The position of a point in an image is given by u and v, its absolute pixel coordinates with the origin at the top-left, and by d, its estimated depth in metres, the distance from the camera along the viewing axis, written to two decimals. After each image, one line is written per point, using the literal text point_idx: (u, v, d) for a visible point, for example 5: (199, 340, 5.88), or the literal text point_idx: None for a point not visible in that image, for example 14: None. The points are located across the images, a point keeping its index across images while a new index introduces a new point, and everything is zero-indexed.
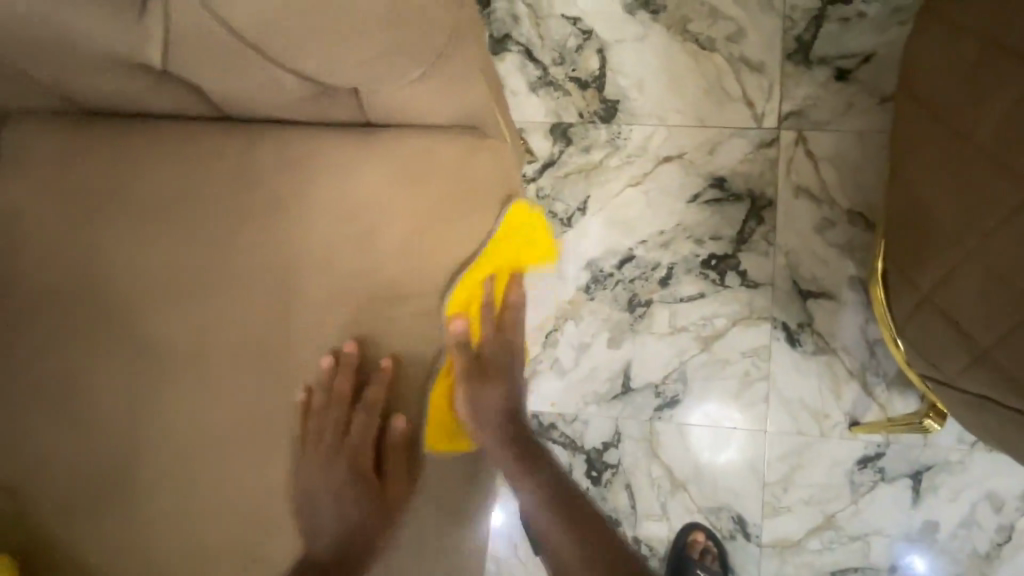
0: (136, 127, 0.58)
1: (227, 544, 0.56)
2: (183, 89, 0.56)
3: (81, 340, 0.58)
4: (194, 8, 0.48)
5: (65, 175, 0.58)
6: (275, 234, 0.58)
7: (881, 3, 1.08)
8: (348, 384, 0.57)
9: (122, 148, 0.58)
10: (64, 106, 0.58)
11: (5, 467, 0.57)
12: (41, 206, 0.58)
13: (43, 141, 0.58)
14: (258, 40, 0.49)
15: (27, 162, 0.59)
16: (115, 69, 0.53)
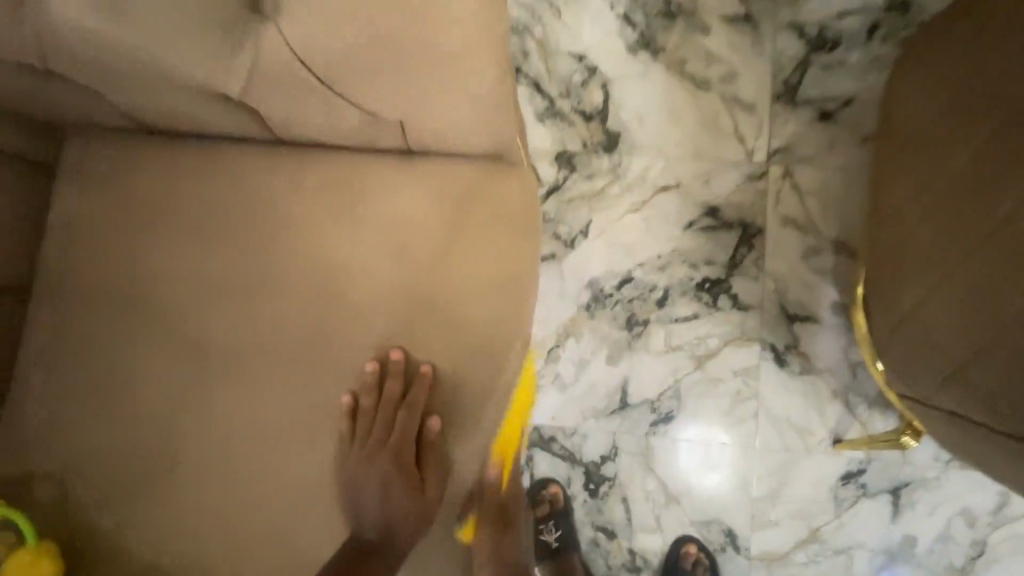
0: (194, 148, 0.65)
1: (258, 536, 0.60)
2: (234, 118, 0.60)
3: (132, 342, 0.63)
4: (258, 46, 0.54)
5: (127, 190, 0.64)
6: (316, 248, 0.63)
7: (860, 53, 1.19)
8: (395, 389, 0.61)
9: (181, 167, 0.64)
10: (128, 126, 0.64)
11: (54, 459, 0.61)
12: (105, 218, 0.64)
13: (111, 158, 0.65)
14: (314, 75, 0.55)
15: (95, 178, 0.65)
16: (176, 97, 0.58)
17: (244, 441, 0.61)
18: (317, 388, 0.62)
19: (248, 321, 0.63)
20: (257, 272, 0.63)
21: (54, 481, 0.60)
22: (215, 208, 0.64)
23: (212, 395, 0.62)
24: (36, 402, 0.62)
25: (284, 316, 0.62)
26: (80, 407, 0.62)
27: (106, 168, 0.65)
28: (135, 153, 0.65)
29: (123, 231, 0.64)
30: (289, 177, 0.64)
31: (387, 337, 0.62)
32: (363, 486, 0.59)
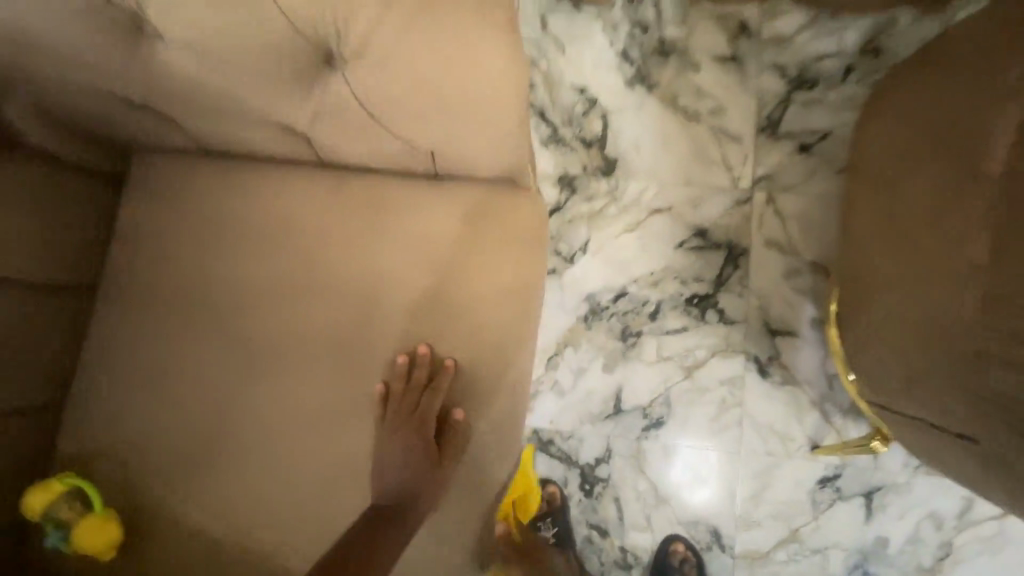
0: (247, 167, 0.74)
1: (295, 510, 0.68)
2: (292, 140, 0.67)
3: (187, 336, 0.71)
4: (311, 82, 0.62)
5: (187, 203, 0.73)
6: (351, 256, 0.71)
7: (836, 92, 1.31)
8: (422, 377, 0.68)
9: (235, 183, 0.73)
10: (191, 149, 0.73)
11: (118, 438, 0.69)
12: (167, 226, 0.73)
13: (172, 175, 0.74)
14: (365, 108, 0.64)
15: (159, 191, 0.74)
16: (242, 124, 0.66)
17: (285, 426, 0.69)
18: (351, 380, 0.70)
19: (290, 319, 0.71)
20: (299, 277, 0.72)
21: (116, 458, 0.69)
22: (264, 221, 0.73)
23: (257, 385, 0.70)
24: (101, 388, 0.71)
25: (322, 316, 0.71)
26: (140, 393, 0.70)
27: (169, 178, 0.75)
28: (195, 169, 0.74)
29: (183, 239, 0.73)
30: (330, 195, 0.72)
31: (414, 338, 0.70)
32: (387, 467, 0.67)
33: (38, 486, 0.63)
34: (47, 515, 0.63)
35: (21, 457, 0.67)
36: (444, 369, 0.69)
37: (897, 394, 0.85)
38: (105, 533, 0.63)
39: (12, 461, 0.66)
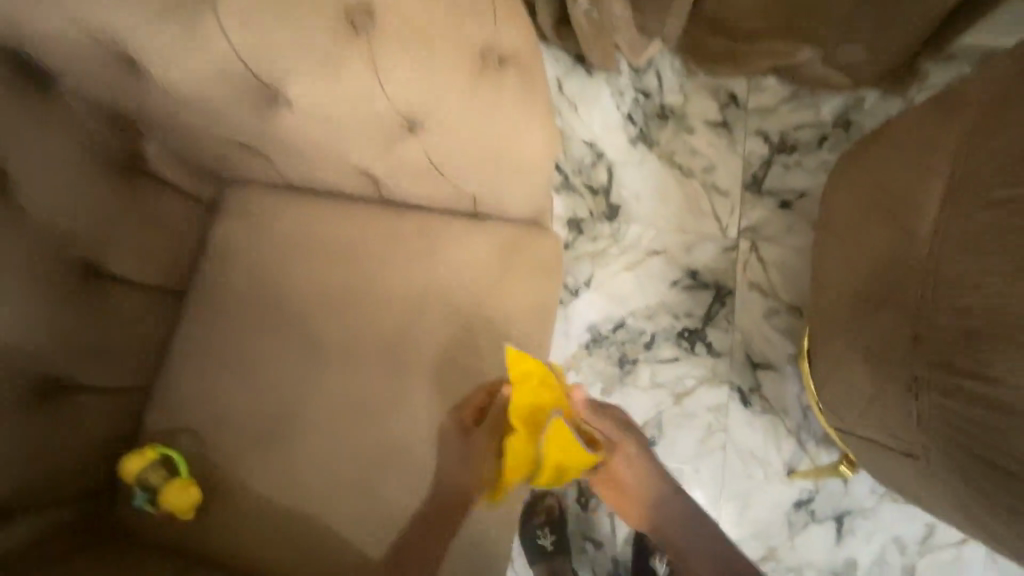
0: (313, 199, 0.86)
1: (343, 489, 0.80)
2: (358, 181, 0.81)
3: (257, 337, 0.84)
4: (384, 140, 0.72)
5: (265, 225, 0.86)
6: (401, 276, 0.84)
7: (812, 158, 1.51)
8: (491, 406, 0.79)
9: (304, 211, 0.85)
10: (270, 181, 0.86)
11: (196, 420, 0.82)
12: (247, 245, 0.86)
13: (253, 199, 0.86)
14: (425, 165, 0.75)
15: (241, 214, 0.86)
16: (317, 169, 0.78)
17: (338, 417, 0.82)
18: (396, 383, 0.82)
19: (344, 331, 0.83)
20: (355, 294, 0.84)
21: (192, 437, 0.82)
22: (325, 247, 0.85)
23: (315, 382, 0.83)
24: (182, 379, 0.83)
25: (374, 328, 0.83)
26: (217, 384, 0.83)
27: (249, 212, 0.86)
28: (271, 200, 0.86)
29: (257, 258, 0.85)
30: (386, 226, 0.85)
31: (453, 350, 0.83)
32: (423, 453, 0.81)
33: (134, 454, 0.77)
34: (140, 479, 0.76)
35: (113, 433, 0.80)
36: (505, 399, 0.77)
37: (860, 419, 1.00)
38: (186, 498, 0.76)
39: (106, 435, 0.79)
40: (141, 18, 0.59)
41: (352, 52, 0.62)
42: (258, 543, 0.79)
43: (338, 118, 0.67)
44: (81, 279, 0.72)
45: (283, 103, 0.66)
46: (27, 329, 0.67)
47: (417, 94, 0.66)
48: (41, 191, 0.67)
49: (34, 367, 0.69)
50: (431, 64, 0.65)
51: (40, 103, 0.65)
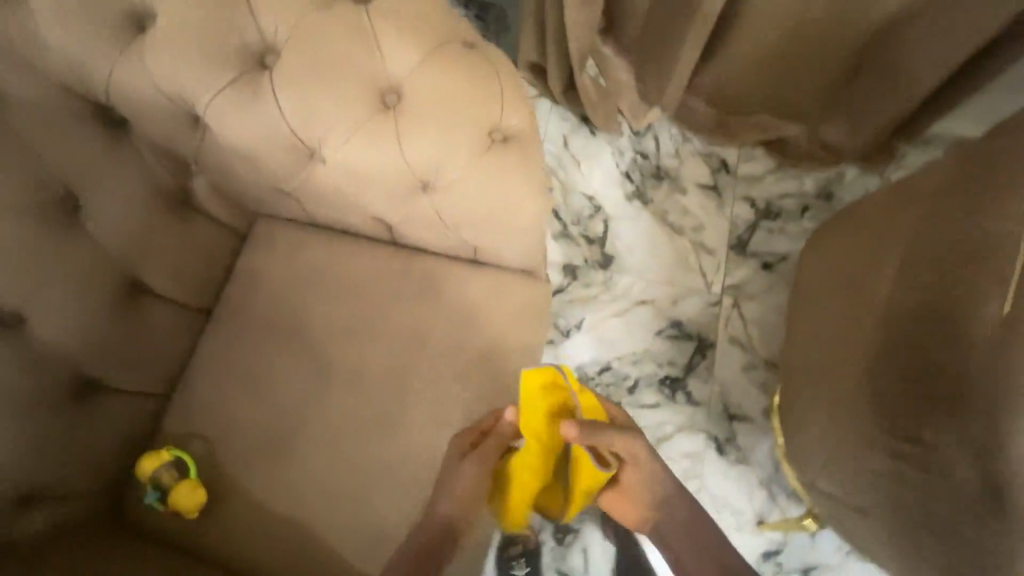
0: (331, 236, 0.97)
1: (336, 501, 0.88)
2: (371, 225, 0.92)
3: (270, 356, 0.93)
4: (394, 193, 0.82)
5: (288, 256, 0.96)
6: (404, 311, 0.94)
7: (794, 224, 1.63)
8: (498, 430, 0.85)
9: (322, 247, 0.96)
10: (295, 218, 0.97)
11: (209, 428, 0.91)
12: (269, 273, 0.96)
13: (279, 234, 0.97)
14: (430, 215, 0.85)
15: (268, 245, 0.97)
16: (336, 213, 0.89)
17: (337, 435, 0.90)
18: (392, 408, 0.91)
19: (350, 356, 0.93)
20: (362, 325, 0.93)
21: (204, 442, 0.90)
22: (340, 280, 0.95)
23: (319, 401, 0.91)
24: (199, 389, 0.92)
25: (377, 356, 0.92)
26: (230, 397, 0.92)
27: (275, 243, 0.97)
28: (296, 234, 0.97)
29: (279, 285, 0.95)
30: (395, 265, 0.95)
31: (446, 381, 0.92)
32: (411, 474, 0.89)
33: (150, 455, 0.86)
34: (152, 477, 0.84)
35: (132, 434, 0.88)
36: (510, 425, 0.84)
37: (820, 472, 1.07)
38: (192, 498, 0.84)
39: (125, 436, 0.87)
40: (211, 86, 0.71)
41: (380, 125, 0.75)
42: (254, 546, 0.87)
43: (362, 176, 0.78)
44: (126, 294, 0.83)
45: (319, 158, 0.77)
46: (74, 336, 0.76)
47: (433, 159, 0.77)
48: (105, 219, 0.78)
49: (76, 369, 0.79)
50: (447, 136, 0.76)
51: (114, 145, 0.77)
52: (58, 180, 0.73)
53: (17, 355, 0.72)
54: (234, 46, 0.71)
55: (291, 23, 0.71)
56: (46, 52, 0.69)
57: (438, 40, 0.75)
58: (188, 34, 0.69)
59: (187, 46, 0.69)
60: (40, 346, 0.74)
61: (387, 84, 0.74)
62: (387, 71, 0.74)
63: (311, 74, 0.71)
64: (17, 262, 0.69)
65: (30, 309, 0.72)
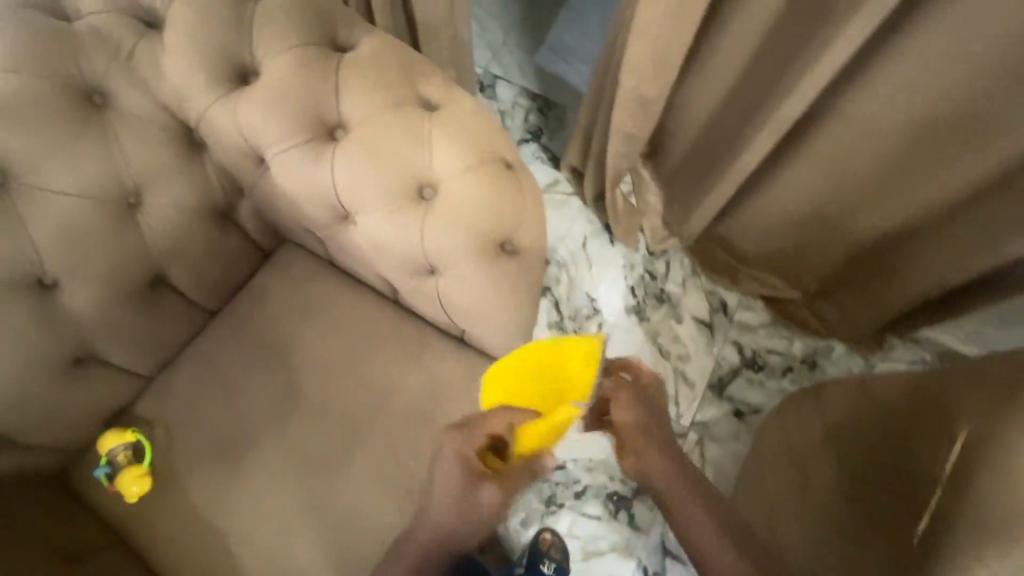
0: (343, 280, 1.05)
1: (267, 526, 0.93)
2: (381, 283, 1.01)
3: (252, 373, 1.00)
4: (405, 272, 0.91)
5: (300, 287, 1.04)
6: (385, 367, 1.01)
7: (774, 381, 1.69)
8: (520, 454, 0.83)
9: (332, 288, 1.05)
10: (317, 254, 1.06)
11: (177, 422, 0.97)
12: (278, 296, 1.04)
13: (298, 264, 1.06)
14: (430, 296, 0.93)
15: (286, 270, 1.06)
16: (353, 265, 0.98)
17: (288, 463, 0.95)
18: (344, 453, 0.96)
19: (323, 394, 0.99)
20: (345, 368, 1.01)
21: (166, 435, 0.96)
22: (339, 320, 1.03)
23: (280, 427, 0.97)
24: (181, 383, 0.99)
25: (347, 399, 0.99)
26: (206, 398, 0.98)
27: (294, 270, 1.06)
28: (314, 267, 1.06)
29: (282, 309, 1.03)
30: (392, 322, 1.03)
31: (403, 443, 0.97)
32: (343, 521, 0.94)
33: (116, 432, 0.92)
34: (109, 454, 0.90)
35: (107, 409, 0.94)
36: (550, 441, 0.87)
37: None
38: (137, 486, 0.89)
39: (100, 408, 0.93)
40: (281, 141, 0.83)
41: (411, 210, 0.86)
42: (178, 546, 0.92)
43: (385, 247, 0.88)
44: (148, 284, 0.91)
45: (351, 220, 0.88)
46: (91, 312, 0.86)
47: (446, 251, 0.86)
48: (157, 220, 0.88)
49: (82, 340, 0.87)
50: (464, 236, 0.86)
51: (189, 161, 0.88)
52: (130, 182, 0.84)
53: (45, 317, 0.82)
54: (312, 116, 0.83)
55: (364, 111, 0.84)
56: (162, 80, 0.82)
57: (482, 154, 0.87)
58: (277, 98, 0.82)
59: (274, 105, 0.82)
60: (61, 313, 0.84)
61: (428, 178, 0.86)
62: (430, 169, 0.86)
63: (366, 155, 0.84)
64: (74, 243, 0.81)
65: (68, 281, 0.82)
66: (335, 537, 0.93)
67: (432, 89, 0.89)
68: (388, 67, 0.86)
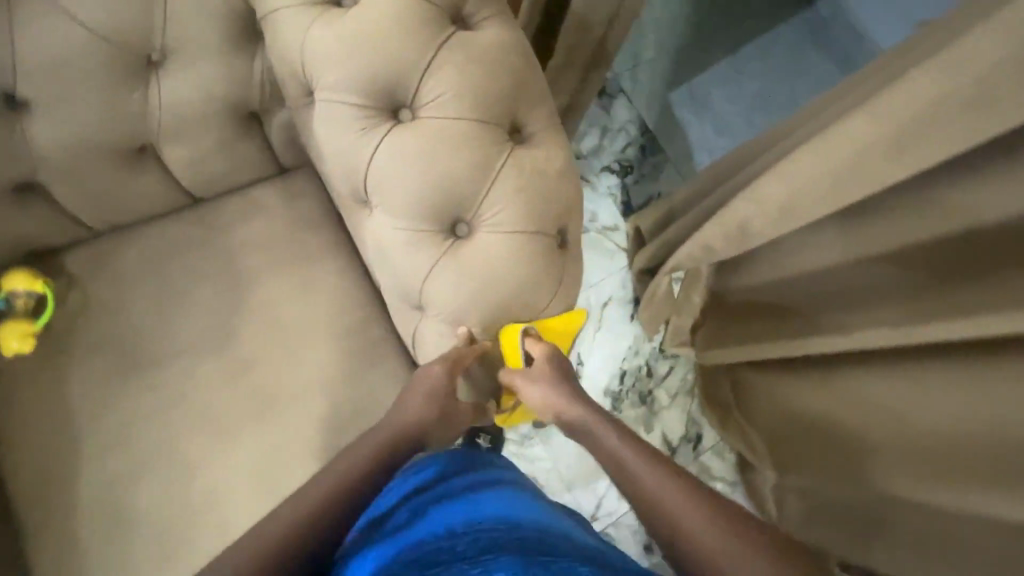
0: (341, 248, 0.93)
1: (125, 449, 0.83)
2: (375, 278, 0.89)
3: (197, 287, 0.89)
4: (400, 304, 0.81)
5: (295, 228, 0.92)
6: (329, 358, 0.89)
7: None
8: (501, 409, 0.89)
9: (327, 248, 0.93)
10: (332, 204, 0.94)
11: (98, 295, 0.87)
12: (268, 227, 0.92)
13: (306, 206, 0.93)
14: (410, 333, 0.83)
15: (290, 205, 0.93)
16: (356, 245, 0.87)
17: (181, 399, 0.86)
18: (237, 422, 0.86)
19: (253, 349, 0.88)
20: (291, 334, 0.89)
21: (79, 302, 0.86)
22: (313, 285, 0.91)
23: (190, 357, 0.87)
24: (124, 257, 0.88)
25: (273, 368, 0.88)
26: (138, 287, 0.87)
27: (301, 207, 0.93)
28: (322, 215, 0.93)
29: (264, 241, 0.91)
30: (362, 315, 0.92)
31: (303, 448, 0.86)
32: (196, 490, 0.83)
33: (26, 273, 0.82)
34: (9, 293, 0.81)
35: (34, 246, 0.84)
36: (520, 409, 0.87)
37: None
38: (16, 343, 0.81)
39: (28, 242, 0.83)
40: (337, 91, 0.69)
41: (435, 238, 0.73)
42: (28, 423, 0.83)
43: (389, 261, 0.76)
44: (134, 148, 0.79)
45: (369, 208, 0.76)
46: (56, 150, 0.74)
47: (446, 301, 0.74)
48: (170, 91, 0.75)
49: (31, 174, 0.76)
50: (474, 295, 0.73)
51: (239, 47, 0.75)
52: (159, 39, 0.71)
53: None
54: (382, 82, 0.68)
55: (443, 106, 0.69)
56: None
57: (541, 219, 0.73)
58: (358, 44, 0.67)
59: (347, 48, 0.67)
60: (21, 138, 0.73)
61: (470, 214, 0.72)
62: (474, 208, 0.72)
63: (418, 155, 0.69)
64: (65, 73, 0.69)
65: (42, 109, 0.71)
66: (179, 504, 0.83)
67: (532, 119, 0.74)
68: (496, 72, 0.70)
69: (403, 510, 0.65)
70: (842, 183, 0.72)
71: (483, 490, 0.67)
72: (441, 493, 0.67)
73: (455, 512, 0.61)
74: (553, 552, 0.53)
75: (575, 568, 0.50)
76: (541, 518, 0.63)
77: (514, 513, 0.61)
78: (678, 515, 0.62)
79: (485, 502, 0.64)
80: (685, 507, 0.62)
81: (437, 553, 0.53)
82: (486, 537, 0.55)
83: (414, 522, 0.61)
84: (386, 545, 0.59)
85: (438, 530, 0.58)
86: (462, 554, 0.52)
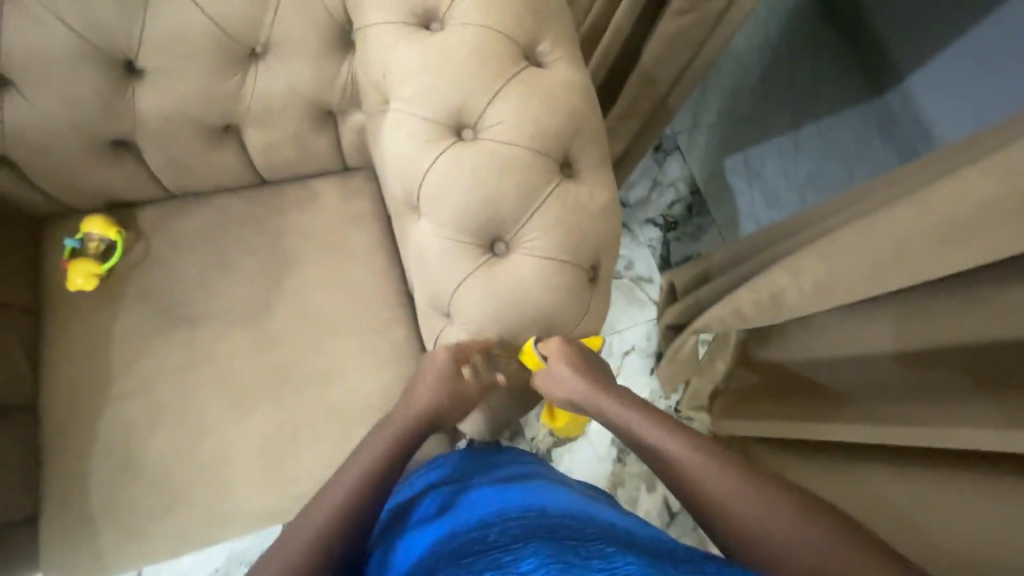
0: (384, 249, 0.98)
1: (150, 395, 0.89)
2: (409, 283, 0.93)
3: (246, 259, 0.95)
4: (429, 312, 0.84)
5: (345, 223, 0.98)
6: (351, 349, 0.93)
7: None
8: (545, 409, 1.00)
9: (371, 246, 0.98)
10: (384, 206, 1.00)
11: (159, 252, 0.94)
12: (321, 217, 0.98)
13: (358, 206, 0.99)
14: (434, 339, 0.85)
15: (345, 201, 0.99)
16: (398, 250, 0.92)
17: (211, 358, 0.91)
18: (256, 392, 0.90)
19: (284, 325, 0.93)
20: (322, 319, 0.94)
21: (142, 253, 0.94)
22: (352, 278, 0.96)
23: (226, 322, 0.92)
24: (189, 221, 0.96)
25: (298, 347, 0.92)
26: (195, 250, 0.94)
27: (355, 204, 0.99)
28: (372, 215, 0.99)
29: (315, 229, 0.97)
30: (390, 313, 0.95)
31: (310, 429, 0.90)
32: (205, 448, 0.87)
33: (104, 221, 0.91)
34: (86, 235, 0.90)
35: (115, 197, 0.92)
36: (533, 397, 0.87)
37: None
38: (81, 280, 0.90)
39: (112, 192, 0.91)
40: (410, 102, 0.75)
41: (473, 253, 0.76)
42: (72, 355, 0.89)
43: (426, 266, 0.79)
44: (220, 126, 0.87)
45: (418, 214, 0.80)
46: (156, 116, 0.83)
47: (472, 313, 0.77)
48: (263, 81, 0.83)
49: (129, 133, 0.85)
50: (498, 311, 0.76)
51: (331, 51, 0.82)
52: (264, 35, 0.79)
53: (109, 94, 0.80)
54: (452, 101, 0.74)
55: (504, 132, 0.74)
56: None
57: (577, 252, 0.75)
58: (438, 64, 0.74)
59: (427, 66, 0.74)
60: (129, 101, 0.81)
61: (509, 235, 0.76)
62: (515, 230, 0.75)
63: (472, 172, 0.74)
64: (178, 52, 0.78)
65: (152, 79, 0.80)
66: (187, 457, 0.87)
67: (583, 157, 0.78)
68: (558, 108, 0.75)
69: (435, 503, 0.67)
70: (878, 268, 0.72)
71: (508, 480, 0.69)
72: (472, 489, 0.68)
73: (483, 501, 0.64)
74: (585, 538, 0.52)
75: (608, 550, 0.50)
76: (574, 505, 0.63)
77: (542, 500, 0.63)
78: (701, 485, 0.64)
79: (515, 493, 0.64)
80: (713, 475, 0.64)
81: (470, 542, 0.55)
82: (516, 526, 0.56)
83: (445, 515, 0.63)
84: (423, 536, 0.61)
85: (469, 519, 0.61)
86: (495, 543, 0.53)
